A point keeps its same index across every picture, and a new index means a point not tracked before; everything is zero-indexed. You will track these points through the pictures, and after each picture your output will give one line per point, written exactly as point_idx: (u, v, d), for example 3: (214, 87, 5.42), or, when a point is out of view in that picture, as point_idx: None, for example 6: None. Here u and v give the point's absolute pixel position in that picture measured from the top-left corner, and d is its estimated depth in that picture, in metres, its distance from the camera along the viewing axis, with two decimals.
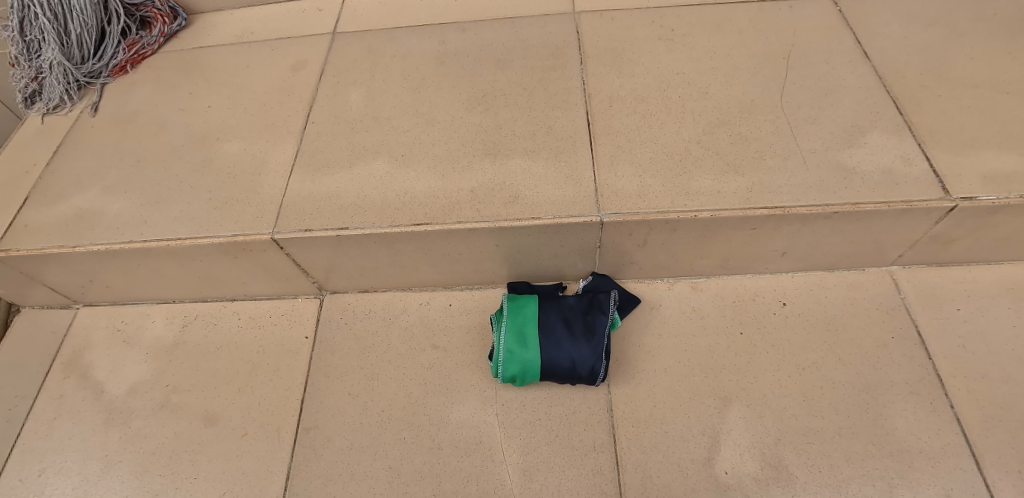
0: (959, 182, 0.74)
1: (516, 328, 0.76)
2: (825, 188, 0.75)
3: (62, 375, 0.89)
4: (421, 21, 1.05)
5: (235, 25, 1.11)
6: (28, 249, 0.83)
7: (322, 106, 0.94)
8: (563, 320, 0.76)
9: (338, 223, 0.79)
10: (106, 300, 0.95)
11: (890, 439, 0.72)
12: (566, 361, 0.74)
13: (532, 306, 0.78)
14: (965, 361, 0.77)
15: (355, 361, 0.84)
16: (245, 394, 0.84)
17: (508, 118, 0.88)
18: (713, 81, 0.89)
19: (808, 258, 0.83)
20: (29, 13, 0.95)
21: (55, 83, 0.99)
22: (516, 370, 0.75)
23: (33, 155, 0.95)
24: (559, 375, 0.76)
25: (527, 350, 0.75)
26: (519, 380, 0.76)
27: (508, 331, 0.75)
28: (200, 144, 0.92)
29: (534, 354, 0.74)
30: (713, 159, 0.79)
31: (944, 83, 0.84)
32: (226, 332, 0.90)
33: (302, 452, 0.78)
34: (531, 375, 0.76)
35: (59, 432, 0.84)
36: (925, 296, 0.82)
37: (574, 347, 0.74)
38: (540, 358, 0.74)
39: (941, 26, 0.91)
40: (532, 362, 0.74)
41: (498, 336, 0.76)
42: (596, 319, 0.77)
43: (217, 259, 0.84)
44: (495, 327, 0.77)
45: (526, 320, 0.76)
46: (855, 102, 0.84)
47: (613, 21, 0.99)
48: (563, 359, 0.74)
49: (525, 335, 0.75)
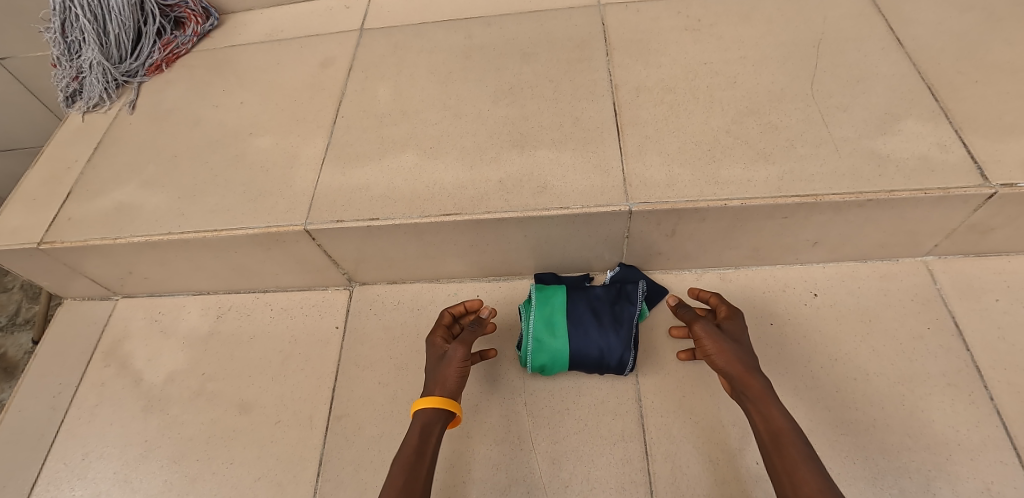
0: (999, 169, 0.72)
1: (545, 318, 0.76)
2: (859, 176, 0.74)
3: (102, 363, 0.92)
4: (446, 16, 1.06)
5: (265, 23, 1.13)
6: (72, 242, 0.86)
7: (351, 100, 0.96)
8: (591, 310, 0.77)
9: (368, 214, 0.80)
10: (143, 292, 0.98)
11: (927, 432, 0.71)
12: (596, 350, 0.75)
13: (560, 296, 0.78)
14: (1005, 353, 0.75)
15: (384, 351, 0.86)
16: (279, 382, 0.86)
17: (535, 111, 0.88)
18: (742, 71, 0.88)
19: (840, 248, 0.81)
20: (70, 14, 0.98)
21: (95, 83, 1.02)
22: (544, 360, 0.76)
23: (75, 151, 0.99)
24: (587, 366, 0.76)
25: (556, 340, 0.75)
26: (547, 370, 0.77)
27: (538, 321, 0.76)
28: (234, 140, 0.95)
29: (563, 344, 0.75)
30: (742, 148, 0.79)
31: (981, 69, 0.82)
32: (258, 323, 0.92)
33: (334, 439, 0.80)
34: (560, 365, 0.76)
35: (101, 419, 0.87)
36: (962, 287, 0.80)
37: (603, 337, 0.75)
38: (569, 348, 0.75)
39: (976, 12, 0.89)
40: (562, 352, 0.75)
41: (526, 325, 0.77)
42: (625, 309, 0.78)
43: (251, 250, 0.86)
44: (522, 315, 0.78)
45: (555, 310, 0.77)
46: (888, 90, 0.82)
47: (639, 13, 0.98)
48: (592, 350, 0.75)
49: (555, 325, 0.76)
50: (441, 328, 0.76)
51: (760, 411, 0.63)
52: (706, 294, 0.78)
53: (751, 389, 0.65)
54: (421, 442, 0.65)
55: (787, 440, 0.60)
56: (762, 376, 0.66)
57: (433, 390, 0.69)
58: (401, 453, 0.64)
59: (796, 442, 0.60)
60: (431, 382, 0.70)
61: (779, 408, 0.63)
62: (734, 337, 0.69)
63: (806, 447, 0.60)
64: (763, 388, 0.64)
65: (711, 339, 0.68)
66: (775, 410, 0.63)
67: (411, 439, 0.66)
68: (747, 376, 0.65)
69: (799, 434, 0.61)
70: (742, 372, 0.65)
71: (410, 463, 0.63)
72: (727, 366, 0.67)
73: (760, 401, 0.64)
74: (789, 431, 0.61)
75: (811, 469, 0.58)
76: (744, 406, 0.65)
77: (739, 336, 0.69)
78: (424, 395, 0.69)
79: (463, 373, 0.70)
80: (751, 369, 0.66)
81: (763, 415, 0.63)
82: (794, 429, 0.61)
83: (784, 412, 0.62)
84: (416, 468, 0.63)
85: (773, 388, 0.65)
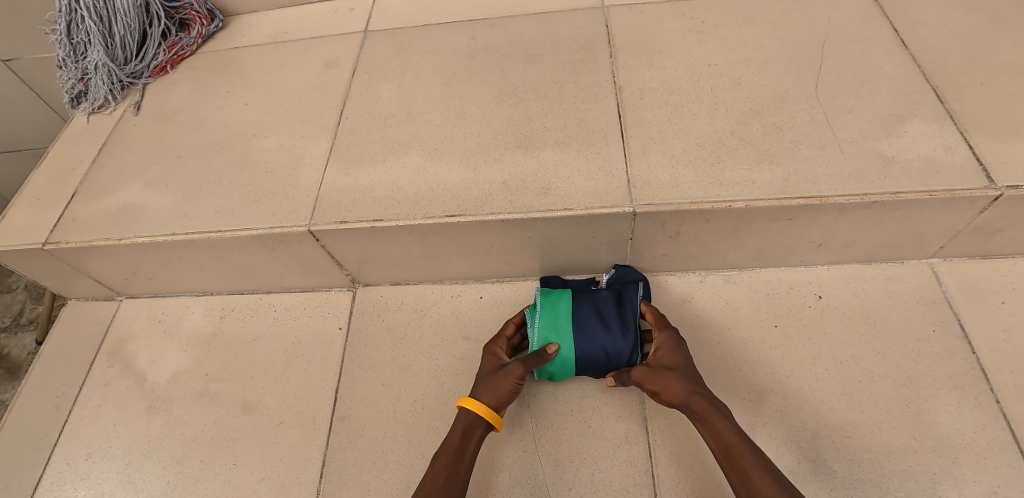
0: (1005, 170, 0.72)
1: (549, 323, 0.76)
2: (864, 177, 0.74)
3: (106, 363, 0.92)
4: (450, 18, 1.06)
5: (270, 25, 1.14)
6: (76, 242, 0.86)
7: (355, 101, 0.96)
8: (596, 313, 0.77)
9: (372, 215, 0.80)
10: (147, 292, 0.98)
11: (933, 435, 0.70)
12: (602, 354, 0.74)
13: (564, 300, 0.78)
14: (1011, 356, 0.74)
15: (388, 352, 0.86)
16: (282, 383, 0.86)
17: (540, 112, 0.88)
18: (746, 72, 0.88)
19: (845, 250, 0.81)
20: (76, 16, 0.99)
21: (100, 84, 1.03)
22: (551, 366, 0.75)
23: (80, 152, 0.99)
24: (595, 371, 0.76)
25: (562, 344, 0.75)
26: (554, 375, 0.76)
27: (542, 326, 0.76)
28: (238, 141, 0.95)
29: (569, 349, 0.74)
30: (747, 149, 0.79)
31: (987, 70, 0.82)
32: (262, 324, 0.92)
33: (337, 440, 0.80)
34: (567, 369, 0.76)
35: (104, 419, 0.87)
36: (968, 289, 0.80)
37: (610, 339, 0.74)
38: (575, 352, 0.74)
39: (982, 13, 0.89)
40: (568, 356, 0.75)
41: (530, 331, 0.77)
42: (631, 310, 0.77)
43: (256, 251, 0.86)
44: (527, 321, 0.78)
45: (560, 314, 0.76)
46: (893, 91, 0.82)
47: (643, 14, 0.98)
48: (598, 353, 0.74)
49: (559, 329, 0.75)
50: (502, 338, 0.77)
51: (709, 432, 0.63)
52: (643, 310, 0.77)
53: (695, 411, 0.64)
54: (462, 442, 0.66)
55: (737, 454, 0.60)
56: (703, 394, 0.65)
57: (482, 395, 0.70)
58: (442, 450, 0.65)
59: (746, 453, 0.60)
60: (482, 387, 0.71)
61: (725, 422, 0.62)
62: (665, 364, 0.69)
63: (757, 456, 0.59)
64: (705, 407, 0.64)
65: (646, 377, 0.68)
66: (721, 426, 0.62)
67: (452, 437, 0.67)
68: (687, 400, 0.65)
69: (749, 444, 0.61)
70: (680, 396, 0.65)
71: (450, 460, 0.64)
72: (669, 396, 0.66)
73: (706, 421, 0.63)
74: (739, 444, 0.60)
75: (763, 478, 0.57)
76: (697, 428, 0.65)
77: (671, 361, 0.69)
78: (474, 398, 0.70)
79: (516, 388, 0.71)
80: (690, 390, 0.66)
81: (713, 435, 0.62)
82: (742, 441, 0.61)
83: (728, 426, 0.62)
84: (455, 467, 0.64)
85: (716, 402, 0.64)
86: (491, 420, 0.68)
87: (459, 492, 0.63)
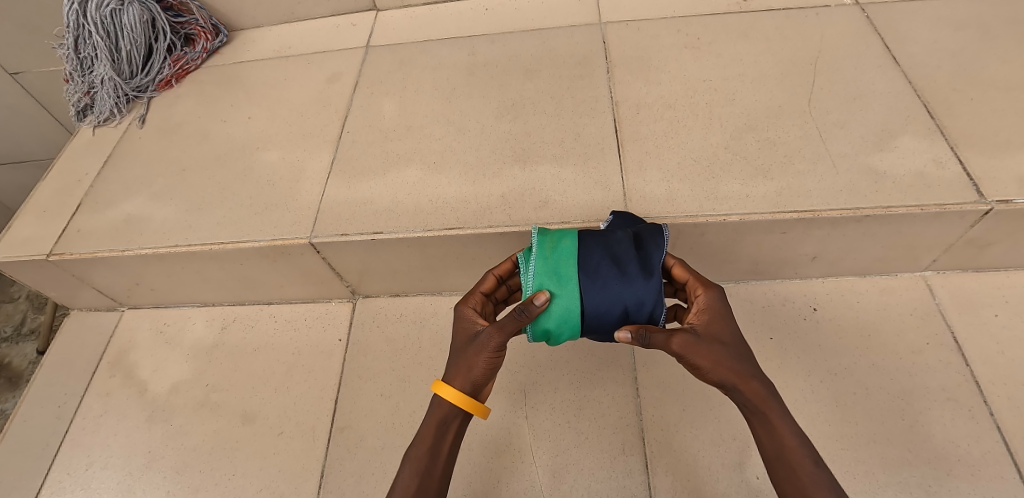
0: (994, 185, 0.73)
1: (548, 267, 0.61)
2: (856, 192, 0.75)
3: (107, 373, 0.93)
4: (451, 34, 1.08)
5: (273, 40, 1.16)
6: (80, 253, 0.88)
7: (356, 115, 0.97)
8: (610, 256, 0.62)
9: (373, 228, 0.81)
10: (149, 303, 0.99)
11: (927, 446, 0.71)
12: (616, 307, 0.61)
13: (568, 240, 0.63)
14: (1005, 368, 0.75)
15: (387, 363, 0.86)
16: (282, 393, 0.87)
17: (538, 126, 0.90)
18: (741, 88, 0.89)
19: (839, 262, 0.82)
20: (84, 31, 1.01)
21: (106, 98, 1.05)
22: (548, 321, 0.61)
23: (85, 165, 1.01)
24: (605, 327, 0.62)
25: (564, 293, 0.60)
26: (556, 334, 0.62)
27: (539, 271, 0.61)
28: (241, 154, 0.96)
29: (573, 298, 0.60)
30: (741, 164, 0.80)
31: (977, 86, 0.83)
32: (263, 334, 0.93)
33: (336, 451, 0.80)
34: (571, 326, 0.62)
35: (105, 429, 0.87)
36: (961, 301, 0.81)
37: (626, 289, 0.60)
38: (580, 302, 0.60)
39: (972, 30, 0.91)
40: (571, 308, 0.60)
41: (524, 277, 0.62)
42: (652, 255, 0.62)
43: (257, 263, 0.87)
44: (520, 266, 0.63)
45: (562, 257, 0.62)
46: (885, 106, 0.84)
47: (639, 30, 1.00)
48: (614, 306, 0.61)
49: (563, 276, 0.61)
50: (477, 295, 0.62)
51: (762, 428, 0.54)
52: (671, 263, 0.63)
53: (749, 399, 0.54)
54: (434, 442, 0.56)
55: (794, 459, 0.52)
56: (761, 380, 0.54)
57: (453, 378, 0.57)
58: (411, 454, 0.56)
59: (806, 462, 0.51)
60: (454, 368, 0.58)
61: (784, 420, 0.53)
62: (714, 335, 0.55)
63: (817, 466, 0.51)
64: (762, 398, 0.53)
65: (691, 349, 0.54)
66: (780, 426, 0.53)
67: (424, 434, 0.57)
68: (743, 387, 0.54)
69: (807, 448, 0.52)
70: (735, 381, 0.54)
71: (421, 467, 0.55)
72: (718, 376, 0.54)
73: (760, 415, 0.54)
74: (798, 449, 0.52)
75: (824, 494, 0.50)
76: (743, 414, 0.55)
77: (721, 332, 0.56)
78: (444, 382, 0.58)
79: (495, 361, 0.57)
80: (746, 373, 0.54)
81: (767, 432, 0.53)
82: (802, 445, 0.52)
83: (788, 425, 0.53)
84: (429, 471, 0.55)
85: (776, 393, 0.54)
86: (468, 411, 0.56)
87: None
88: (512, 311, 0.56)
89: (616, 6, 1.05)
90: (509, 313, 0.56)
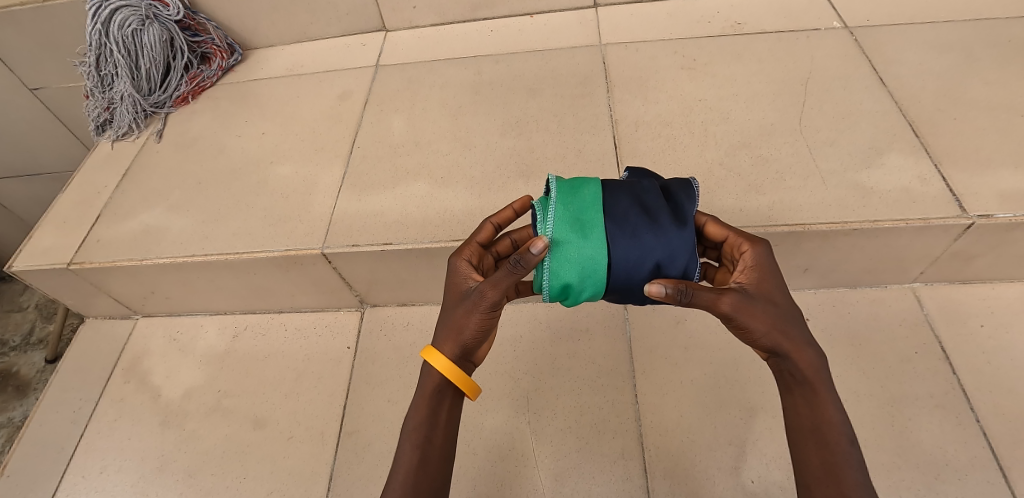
0: (977, 201, 0.76)
1: (569, 216, 0.59)
2: (844, 206, 0.78)
3: (122, 379, 0.96)
4: (457, 53, 1.13)
5: (286, 59, 1.20)
6: (100, 262, 0.91)
7: (366, 132, 1.01)
8: (638, 205, 0.60)
9: (382, 239, 0.85)
10: (163, 311, 1.02)
11: (915, 451, 0.74)
12: (645, 259, 0.58)
13: (588, 189, 0.61)
14: (991, 376, 0.78)
15: (394, 370, 0.89)
16: (292, 399, 0.89)
17: (540, 142, 0.94)
18: (735, 107, 0.93)
19: (831, 274, 0.85)
20: (106, 50, 1.05)
21: (125, 113, 1.09)
22: (569, 274, 0.59)
23: (104, 177, 1.04)
24: (633, 282, 0.59)
25: (586, 243, 0.58)
26: (579, 288, 0.59)
27: (560, 219, 0.59)
28: (255, 168, 1.00)
29: (599, 249, 0.58)
30: (734, 180, 0.84)
31: (960, 106, 0.87)
32: (273, 342, 0.96)
33: (345, 454, 0.83)
34: (595, 281, 0.59)
35: (120, 432, 0.90)
36: (948, 312, 0.84)
37: (657, 238, 0.58)
38: (606, 255, 0.58)
39: (956, 52, 0.95)
40: (595, 261, 0.58)
41: (543, 226, 0.60)
42: (678, 205, 0.61)
43: (270, 272, 0.90)
44: (538, 216, 0.61)
45: (582, 206, 0.60)
46: (873, 125, 0.88)
47: (637, 52, 1.05)
48: (645, 257, 0.58)
49: (588, 226, 0.59)
50: (470, 251, 0.62)
51: (803, 401, 0.54)
52: (704, 221, 0.62)
53: (799, 368, 0.55)
54: (431, 413, 0.56)
55: (832, 434, 0.52)
56: (814, 351, 0.55)
57: (443, 344, 0.57)
58: (407, 426, 0.56)
59: (843, 439, 0.52)
60: (444, 330, 0.58)
61: (830, 395, 0.54)
62: (766, 295, 0.55)
63: (852, 447, 0.52)
64: (810, 369, 0.54)
65: (744, 309, 0.54)
66: (826, 399, 0.54)
67: (419, 405, 0.57)
68: (794, 355, 0.54)
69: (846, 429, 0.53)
70: (791, 348, 0.54)
71: (420, 438, 0.55)
72: (770, 341, 0.55)
73: (806, 385, 0.54)
74: (839, 425, 0.52)
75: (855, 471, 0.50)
76: (785, 381, 0.56)
77: (773, 293, 0.56)
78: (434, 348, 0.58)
79: (487, 322, 0.57)
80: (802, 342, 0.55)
81: (809, 405, 0.54)
82: (843, 423, 0.53)
83: (833, 401, 0.54)
84: (427, 444, 0.55)
85: (826, 366, 0.55)
86: (460, 381, 0.57)
87: (438, 468, 0.55)
88: (506, 263, 0.53)
89: (615, 28, 1.10)
90: (504, 265, 0.53)
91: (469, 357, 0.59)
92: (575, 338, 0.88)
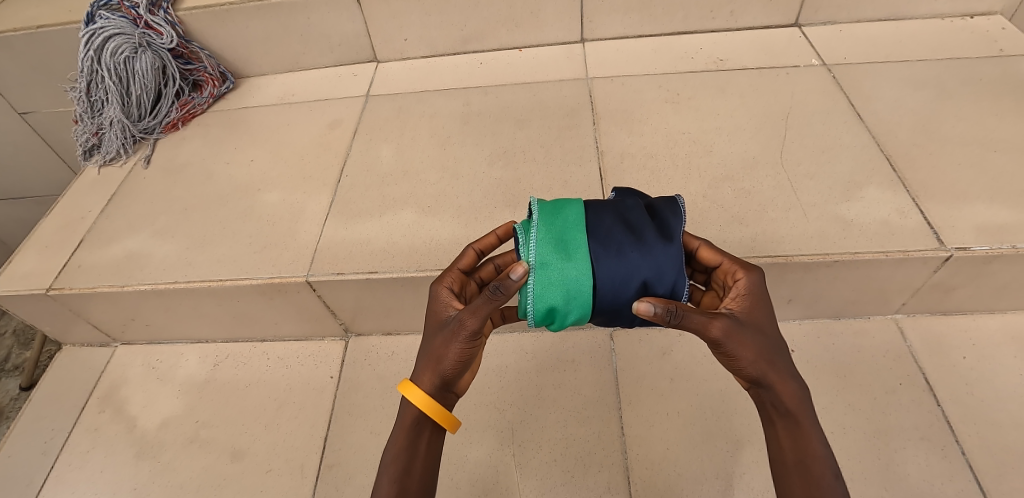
0: (954, 233, 0.78)
1: (553, 236, 0.60)
2: (825, 238, 0.80)
3: (97, 409, 0.93)
4: (447, 85, 1.15)
5: (278, 87, 1.22)
6: (80, 288, 0.90)
7: (355, 160, 1.02)
8: (623, 223, 0.61)
9: (368, 267, 0.85)
10: (143, 339, 1.00)
11: (902, 484, 0.73)
12: (632, 278, 0.59)
13: (571, 210, 0.62)
14: (975, 408, 0.78)
15: (377, 400, 0.88)
16: (272, 430, 0.87)
17: (528, 173, 0.95)
18: (717, 140, 0.95)
19: (814, 305, 0.86)
20: (97, 76, 1.06)
21: (113, 139, 1.09)
22: (554, 296, 0.58)
23: (90, 202, 1.04)
24: (620, 301, 0.59)
25: (571, 264, 0.58)
26: (565, 309, 0.59)
27: (545, 240, 0.59)
28: (243, 195, 1.00)
29: (585, 269, 0.58)
30: (718, 211, 0.85)
31: (935, 142, 0.90)
32: (255, 371, 0.94)
33: (325, 488, 0.81)
34: (582, 301, 0.59)
35: (92, 464, 0.87)
36: (930, 343, 0.85)
37: (643, 257, 0.59)
38: (592, 274, 0.58)
39: (929, 90, 0.98)
40: (581, 281, 0.58)
41: (528, 248, 0.60)
42: (663, 222, 0.61)
43: (254, 300, 0.89)
44: (521, 240, 0.61)
45: (566, 227, 0.60)
46: (851, 159, 0.90)
47: (623, 85, 1.07)
48: (631, 276, 0.58)
49: (573, 246, 0.59)
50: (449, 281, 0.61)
51: (786, 433, 0.54)
52: (697, 245, 0.62)
53: (783, 400, 0.54)
54: (409, 445, 0.55)
55: (816, 468, 0.52)
56: (798, 383, 0.55)
57: (421, 377, 0.57)
58: (385, 459, 0.55)
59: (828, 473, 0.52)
60: (424, 362, 0.57)
61: (814, 429, 0.54)
62: (755, 323, 0.55)
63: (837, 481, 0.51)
64: (795, 400, 0.54)
65: (733, 336, 0.54)
66: (809, 432, 0.54)
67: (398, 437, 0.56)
68: (778, 386, 0.54)
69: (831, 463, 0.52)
70: (776, 380, 0.54)
71: (397, 472, 0.54)
72: (755, 370, 0.55)
73: (790, 417, 0.54)
74: (823, 459, 0.52)
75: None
76: (768, 412, 0.56)
77: (762, 322, 0.56)
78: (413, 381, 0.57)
79: (467, 353, 0.56)
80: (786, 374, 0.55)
81: (792, 437, 0.54)
82: (828, 457, 0.53)
83: (817, 434, 0.53)
84: (404, 480, 0.54)
85: (810, 399, 0.55)
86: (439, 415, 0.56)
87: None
88: (486, 291, 0.54)
89: (602, 62, 1.13)
90: (485, 294, 0.54)
91: (449, 388, 0.58)
92: (561, 368, 0.87)
